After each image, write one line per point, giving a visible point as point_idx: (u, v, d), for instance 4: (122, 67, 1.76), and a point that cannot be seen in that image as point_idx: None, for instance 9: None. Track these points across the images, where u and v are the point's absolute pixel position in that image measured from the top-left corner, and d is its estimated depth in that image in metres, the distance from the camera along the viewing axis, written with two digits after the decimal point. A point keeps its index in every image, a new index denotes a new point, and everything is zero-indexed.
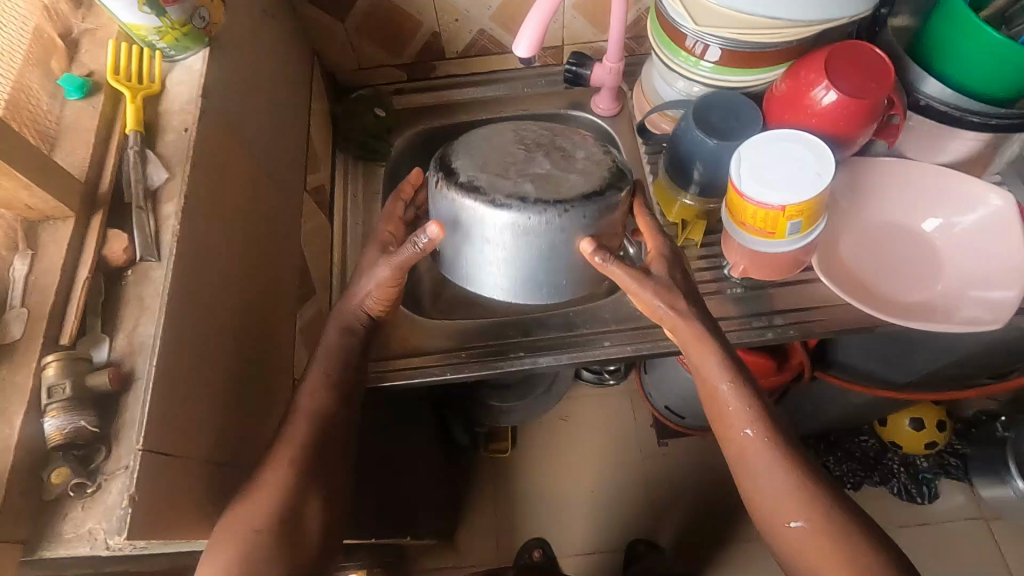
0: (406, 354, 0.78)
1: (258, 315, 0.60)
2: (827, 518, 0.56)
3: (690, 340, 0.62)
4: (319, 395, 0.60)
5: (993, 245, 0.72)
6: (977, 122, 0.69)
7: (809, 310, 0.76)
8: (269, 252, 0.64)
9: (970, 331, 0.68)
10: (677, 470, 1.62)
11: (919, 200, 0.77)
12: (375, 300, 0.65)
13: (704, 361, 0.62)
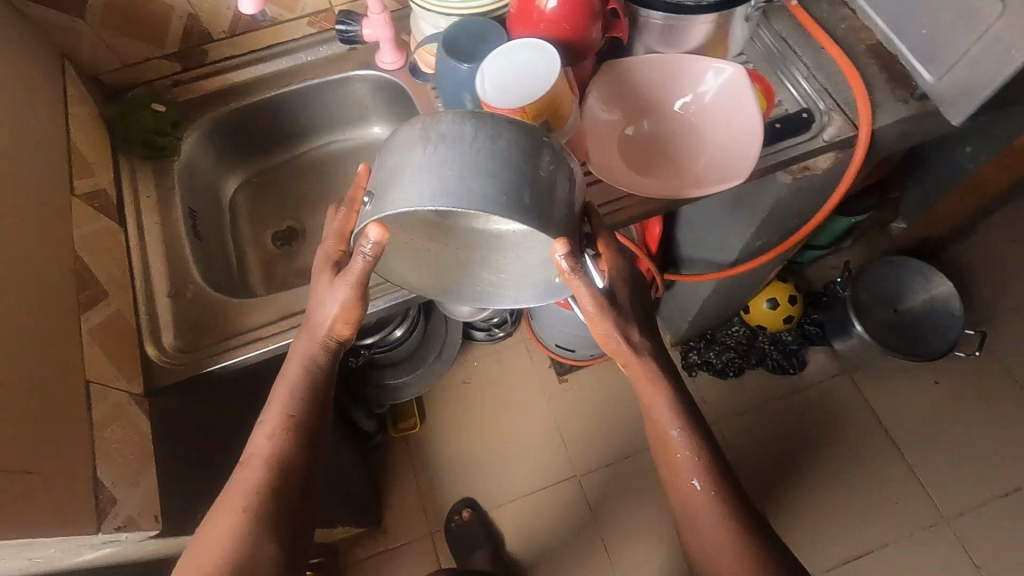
0: (225, 338, 0.77)
1: (17, 324, 0.58)
2: (737, 521, 0.69)
3: (642, 381, 0.71)
4: (274, 438, 0.62)
5: (733, 112, 0.81)
6: (695, 7, 0.75)
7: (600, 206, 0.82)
8: (23, 260, 0.61)
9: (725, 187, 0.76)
10: (581, 401, 1.70)
11: (668, 88, 0.84)
12: (335, 323, 0.64)
13: (656, 406, 0.72)
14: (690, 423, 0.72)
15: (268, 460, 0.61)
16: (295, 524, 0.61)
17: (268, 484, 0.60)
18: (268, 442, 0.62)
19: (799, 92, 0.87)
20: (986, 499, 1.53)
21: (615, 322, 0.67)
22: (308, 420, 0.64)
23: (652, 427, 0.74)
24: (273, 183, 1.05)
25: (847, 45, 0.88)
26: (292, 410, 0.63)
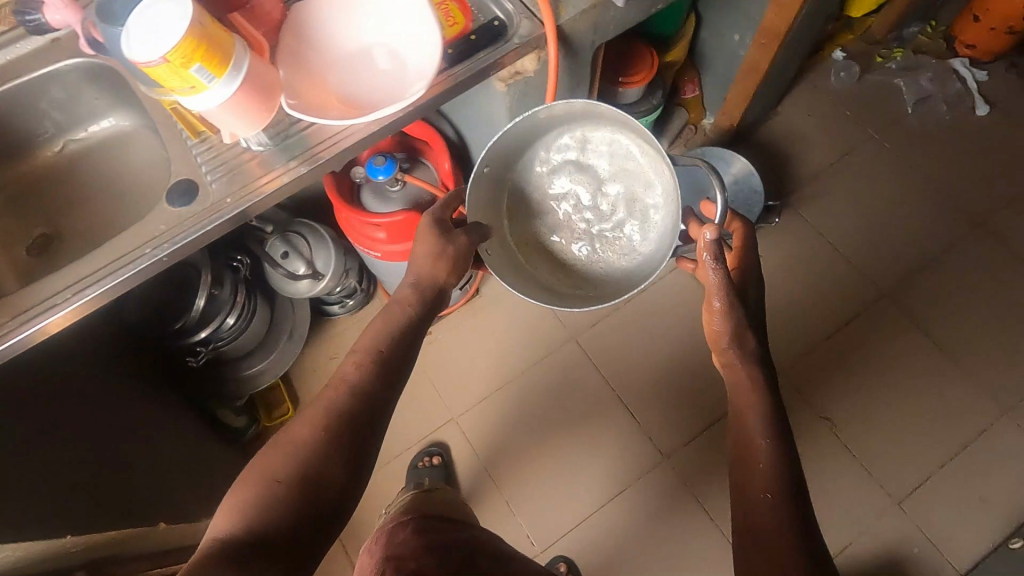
0: None
1: None
2: (795, 521, 0.80)
3: (740, 386, 0.99)
4: (364, 361, 0.90)
5: (419, 26, 0.87)
6: None
7: (328, 137, 0.86)
8: None
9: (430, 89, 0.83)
10: (449, 349, 1.75)
11: (354, 21, 0.89)
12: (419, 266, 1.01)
13: (749, 413, 0.94)
14: (773, 428, 0.91)
15: (345, 383, 0.87)
16: (370, 434, 0.85)
17: (343, 399, 0.85)
18: (375, 337, 0.93)
19: (492, 2, 0.92)
20: (815, 346, 1.69)
21: (726, 317, 1.01)
22: (388, 359, 0.91)
23: (748, 407, 0.96)
24: (22, 195, 1.02)
25: None
26: (381, 346, 0.92)
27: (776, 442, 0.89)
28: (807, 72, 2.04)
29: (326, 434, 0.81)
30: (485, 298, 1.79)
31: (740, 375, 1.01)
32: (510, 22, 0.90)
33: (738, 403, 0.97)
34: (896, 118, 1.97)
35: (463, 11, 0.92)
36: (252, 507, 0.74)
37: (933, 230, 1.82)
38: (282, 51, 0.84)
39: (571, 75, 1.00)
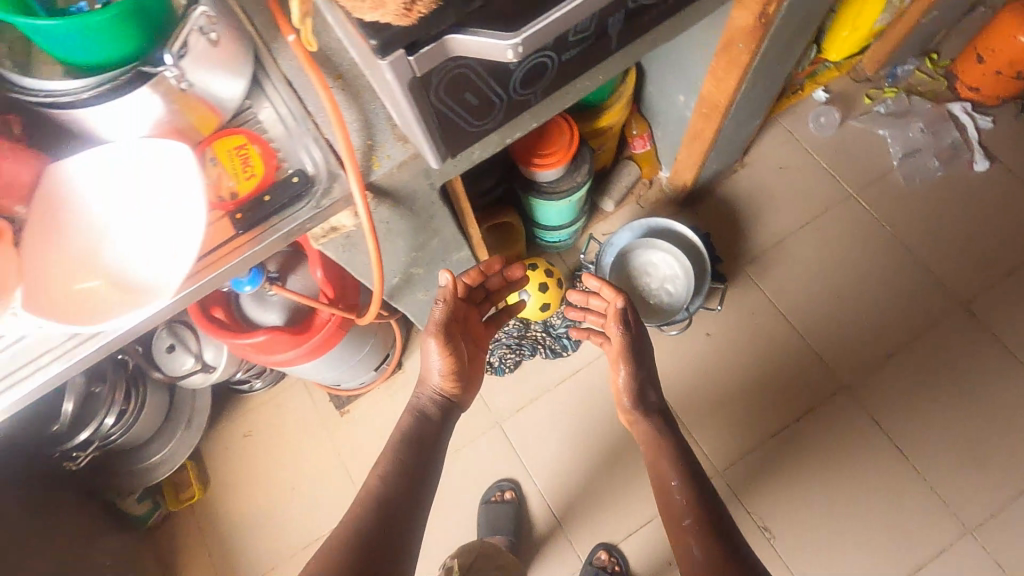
0: None
1: None
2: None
3: (651, 442, 1.11)
4: (383, 477, 0.97)
5: (174, 187, 0.72)
6: (93, 96, 0.67)
7: (57, 316, 0.69)
8: None
9: (161, 276, 0.71)
10: (364, 426, 1.65)
11: (117, 173, 0.74)
12: (438, 377, 1.12)
13: (666, 467, 1.06)
14: (688, 475, 1.03)
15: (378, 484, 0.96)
16: None
17: (394, 474, 0.98)
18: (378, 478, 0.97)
19: (302, 150, 0.78)
20: (758, 443, 1.53)
21: (631, 376, 1.13)
22: (412, 461, 1.01)
23: (659, 476, 1.06)
24: None
25: (352, 77, 0.78)
26: (396, 454, 1.01)
27: (691, 483, 1.02)
28: (781, 115, 1.80)
29: (385, 510, 0.91)
30: (407, 374, 1.68)
31: (662, 433, 1.11)
32: (317, 179, 0.76)
33: (657, 474, 1.07)
34: (878, 174, 1.73)
35: (266, 157, 0.77)
36: (360, 526, 0.88)
37: (903, 308, 1.61)
38: (62, 216, 0.73)
39: (414, 221, 0.88)
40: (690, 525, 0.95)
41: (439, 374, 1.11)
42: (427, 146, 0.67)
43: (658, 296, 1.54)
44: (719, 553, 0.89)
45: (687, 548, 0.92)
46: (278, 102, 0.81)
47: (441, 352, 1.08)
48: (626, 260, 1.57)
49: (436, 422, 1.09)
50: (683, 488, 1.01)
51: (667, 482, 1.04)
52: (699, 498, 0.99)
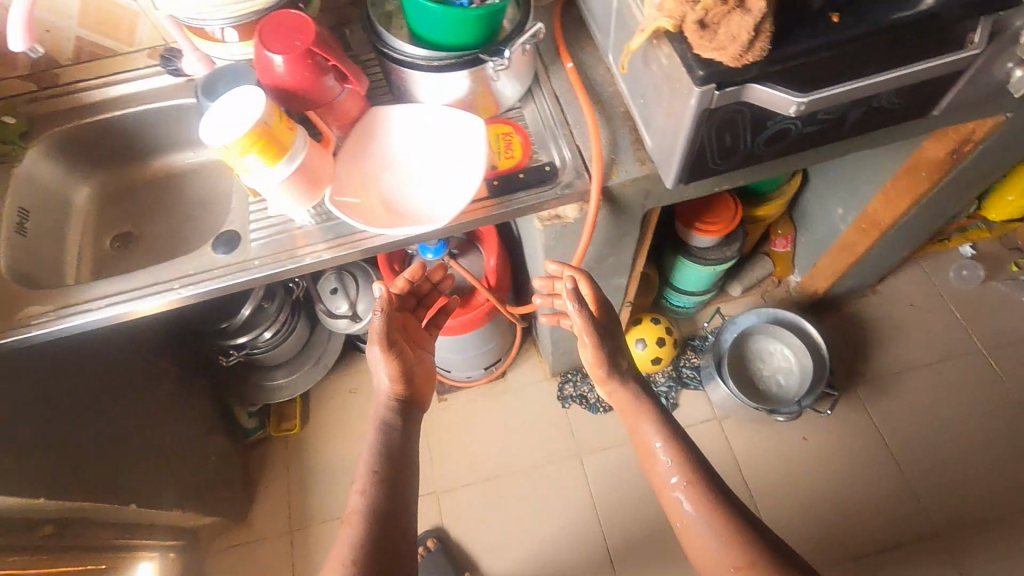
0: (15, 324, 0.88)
1: None
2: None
3: (629, 407, 1.01)
4: (367, 493, 0.88)
5: (466, 153, 0.91)
6: (434, 67, 0.89)
7: (348, 217, 0.87)
8: None
9: (432, 214, 0.88)
10: (456, 418, 1.77)
11: (424, 129, 0.93)
12: (389, 384, 1.00)
13: (644, 422, 1.00)
14: (671, 431, 0.98)
15: (369, 505, 0.87)
16: None
17: (379, 493, 0.89)
18: (361, 494, 0.88)
19: (554, 147, 0.95)
20: (833, 561, 1.51)
21: (597, 353, 0.98)
22: (386, 472, 0.91)
23: (636, 436, 1.01)
24: (127, 190, 1.17)
25: (609, 105, 0.97)
26: (374, 467, 0.91)
27: (671, 437, 0.97)
28: (924, 257, 1.85)
29: (381, 540, 0.84)
30: (507, 383, 1.79)
31: (639, 394, 1.01)
32: (564, 171, 0.93)
33: (632, 427, 1.02)
34: (1014, 339, 1.73)
35: (524, 147, 0.95)
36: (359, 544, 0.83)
37: (1016, 478, 1.56)
38: (370, 145, 0.92)
39: (615, 232, 1.02)
40: (681, 484, 0.93)
41: (389, 382, 0.99)
42: (671, 169, 0.82)
43: (770, 382, 1.60)
44: (727, 515, 0.88)
45: (679, 504, 0.92)
46: (542, 110, 1.00)
47: (387, 359, 0.99)
48: (750, 337, 1.62)
49: (402, 428, 0.96)
50: (666, 448, 0.96)
51: (648, 441, 0.99)
52: (686, 447, 0.96)
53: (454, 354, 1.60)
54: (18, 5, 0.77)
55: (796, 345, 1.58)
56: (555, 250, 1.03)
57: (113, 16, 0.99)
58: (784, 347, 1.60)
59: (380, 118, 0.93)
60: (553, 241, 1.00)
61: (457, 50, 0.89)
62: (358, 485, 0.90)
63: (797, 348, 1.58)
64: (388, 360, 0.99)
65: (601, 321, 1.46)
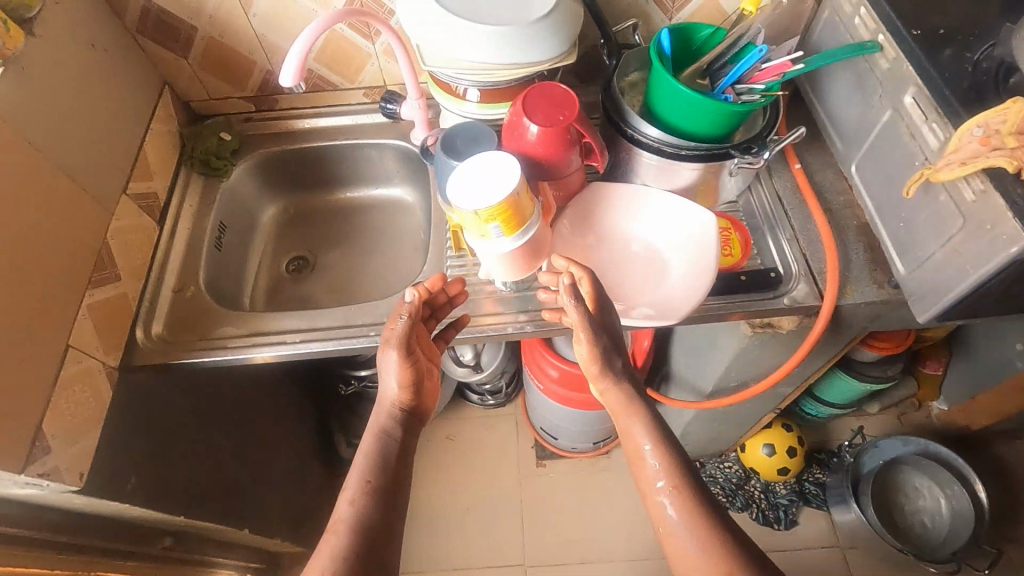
0: (215, 342, 0.88)
1: (67, 293, 0.75)
2: None
3: (617, 407, 0.77)
4: (356, 503, 0.67)
5: (701, 252, 0.84)
6: (673, 153, 0.85)
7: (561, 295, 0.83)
8: (84, 225, 0.80)
9: (654, 308, 0.83)
10: (553, 488, 1.68)
11: (661, 217, 0.88)
12: (397, 391, 0.77)
13: (631, 426, 0.76)
14: (661, 434, 0.74)
15: (357, 518, 0.66)
16: None
17: (375, 505, 0.68)
18: (350, 505, 0.67)
19: (777, 251, 0.89)
20: None
21: (600, 349, 0.76)
22: (384, 485, 0.70)
23: (622, 434, 0.77)
24: (309, 215, 1.19)
25: (839, 217, 0.90)
26: (369, 475, 0.70)
27: (664, 440, 0.74)
28: None
29: (363, 564, 0.63)
30: (611, 461, 1.70)
31: (614, 365, 0.78)
32: (793, 278, 0.86)
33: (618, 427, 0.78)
34: None
35: (744, 245, 0.90)
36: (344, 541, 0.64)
37: None
38: (603, 225, 0.90)
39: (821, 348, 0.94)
40: (666, 488, 0.71)
41: (397, 391, 0.77)
42: (932, 307, 0.75)
43: (915, 523, 1.44)
44: (713, 520, 0.68)
45: (662, 512, 0.71)
46: (761, 209, 0.95)
47: (401, 366, 0.76)
48: (904, 469, 1.49)
49: (403, 442, 0.74)
50: (655, 453, 0.73)
51: (633, 443, 0.75)
52: (682, 454, 0.74)
53: (569, 423, 1.53)
54: (297, 46, 0.77)
55: (958, 494, 1.41)
56: (750, 356, 0.95)
57: (348, 54, 1.01)
58: (941, 490, 1.45)
59: (619, 197, 0.90)
60: (754, 347, 0.93)
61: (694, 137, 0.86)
62: (347, 492, 0.69)
63: (957, 497, 1.42)
64: (402, 365, 0.76)
65: (742, 423, 1.36)
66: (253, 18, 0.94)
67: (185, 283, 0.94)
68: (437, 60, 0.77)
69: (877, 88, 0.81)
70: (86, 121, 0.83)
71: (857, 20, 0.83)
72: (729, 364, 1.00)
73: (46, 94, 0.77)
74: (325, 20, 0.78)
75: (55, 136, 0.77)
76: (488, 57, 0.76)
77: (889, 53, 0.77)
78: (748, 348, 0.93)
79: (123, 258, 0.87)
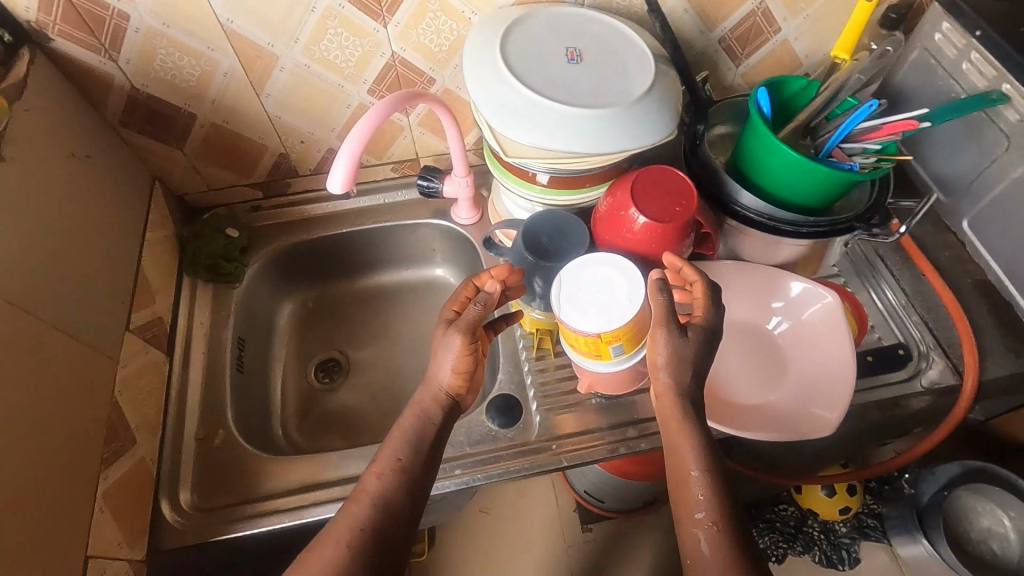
0: (261, 499, 0.72)
1: (75, 485, 0.58)
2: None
3: (669, 415, 0.57)
4: (384, 479, 0.56)
5: (825, 346, 0.74)
6: (790, 230, 0.73)
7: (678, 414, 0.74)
8: (87, 387, 0.62)
9: (778, 412, 0.73)
10: (604, 554, 1.54)
11: (771, 300, 0.79)
12: (450, 377, 0.62)
13: (682, 445, 0.56)
14: (716, 463, 0.55)
15: (379, 499, 0.54)
16: None
17: (400, 494, 0.55)
18: (378, 480, 0.55)
19: (895, 325, 0.81)
20: None
21: (671, 352, 0.57)
22: (417, 468, 0.57)
23: (667, 450, 0.58)
24: (334, 308, 1.02)
25: (952, 277, 0.82)
26: (399, 454, 0.58)
27: (719, 471, 0.55)
28: None
29: (383, 536, 0.52)
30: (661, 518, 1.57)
31: (683, 375, 0.57)
32: (923, 355, 0.77)
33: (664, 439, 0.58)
34: None
35: (859, 325, 0.78)
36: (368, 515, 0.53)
37: None
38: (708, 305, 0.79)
39: None
40: (706, 520, 0.52)
41: (451, 378, 0.62)
42: None
43: (992, 550, 1.35)
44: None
45: (693, 552, 0.52)
46: (863, 273, 0.86)
47: (463, 353, 0.61)
48: (961, 495, 1.39)
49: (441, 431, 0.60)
50: (705, 483, 0.54)
51: (680, 465, 0.56)
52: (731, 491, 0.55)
53: (614, 490, 1.38)
54: (347, 148, 0.63)
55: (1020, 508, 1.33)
56: (866, 434, 0.86)
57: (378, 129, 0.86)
58: (1002, 511, 1.36)
59: (724, 273, 0.79)
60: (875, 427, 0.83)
61: (799, 208, 0.74)
62: (375, 465, 0.57)
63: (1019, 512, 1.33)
64: (462, 350, 0.61)
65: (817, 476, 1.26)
66: (266, 99, 0.78)
67: (208, 423, 0.77)
68: (519, 147, 0.66)
69: (1002, 141, 0.73)
70: (74, 253, 0.66)
71: (966, 65, 0.75)
72: (837, 442, 0.90)
73: (23, 231, 0.59)
74: (374, 113, 0.65)
75: (41, 286, 0.60)
76: (589, 147, 0.63)
77: (1020, 104, 0.69)
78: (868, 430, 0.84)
79: (135, 414, 0.69)
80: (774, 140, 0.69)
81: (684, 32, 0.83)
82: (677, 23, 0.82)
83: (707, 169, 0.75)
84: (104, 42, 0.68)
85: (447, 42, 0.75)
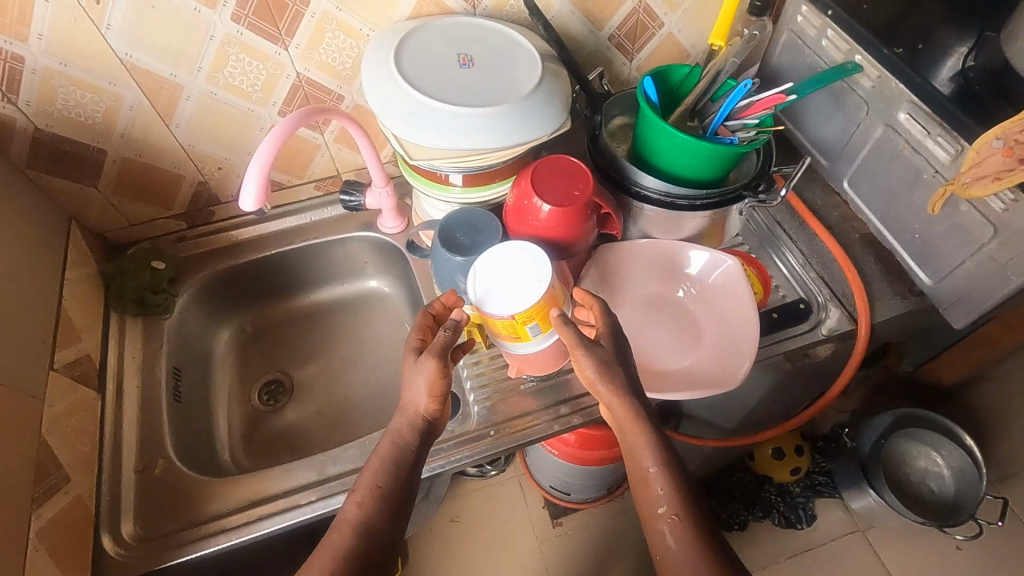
0: (206, 522, 0.72)
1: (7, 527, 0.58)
2: None
3: (624, 420, 0.61)
4: (364, 508, 0.56)
5: (731, 306, 0.80)
6: (687, 204, 0.78)
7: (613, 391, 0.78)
8: (13, 429, 0.62)
9: (696, 375, 0.78)
10: (577, 546, 1.56)
11: (678, 272, 0.85)
12: (425, 401, 0.62)
13: (638, 446, 0.60)
14: (673, 459, 0.59)
15: (359, 523, 0.56)
16: None
17: (379, 514, 0.57)
18: (358, 509, 0.56)
19: (796, 283, 0.87)
20: None
21: (598, 363, 0.61)
22: (394, 494, 0.58)
23: (626, 454, 0.61)
24: (272, 330, 1.03)
25: (840, 233, 0.90)
26: (378, 481, 0.58)
27: (672, 463, 0.59)
28: None
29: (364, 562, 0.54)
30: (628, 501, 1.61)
31: (616, 380, 0.61)
32: (822, 306, 0.84)
33: (621, 442, 0.62)
34: None
35: (763, 282, 0.85)
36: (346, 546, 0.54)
37: None
38: (621, 284, 0.84)
39: None
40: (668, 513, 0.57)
41: (427, 402, 0.62)
42: (970, 314, 0.75)
43: (932, 490, 1.44)
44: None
45: (660, 542, 0.57)
46: (765, 238, 0.92)
47: (437, 376, 0.61)
48: (897, 441, 1.49)
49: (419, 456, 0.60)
50: (664, 478, 0.58)
51: (638, 465, 0.60)
52: (694, 489, 0.59)
53: (575, 479, 1.41)
54: (256, 163, 0.65)
55: (948, 446, 1.43)
56: (786, 386, 0.92)
57: (294, 149, 0.88)
58: (934, 450, 1.46)
59: (633, 252, 0.85)
60: (791, 379, 0.90)
61: (694, 184, 0.80)
62: (355, 494, 0.58)
63: (947, 449, 1.44)
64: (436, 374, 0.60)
65: None
66: (176, 129, 0.80)
67: (148, 455, 0.76)
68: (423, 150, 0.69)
69: (862, 107, 0.80)
70: None
71: (825, 42, 0.83)
72: (763, 399, 0.97)
73: None
74: (280, 128, 0.68)
75: None
76: (486, 143, 0.67)
77: (871, 72, 0.77)
78: (786, 381, 0.90)
79: (67, 452, 0.69)
80: (661, 123, 0.75)
81: (574, 31, 0.89)
82: (565, 24, 0.87)
83: (607, 157, 0.81)
84: (1, 85, 0.68)
85: (348, 59, 0.79)
